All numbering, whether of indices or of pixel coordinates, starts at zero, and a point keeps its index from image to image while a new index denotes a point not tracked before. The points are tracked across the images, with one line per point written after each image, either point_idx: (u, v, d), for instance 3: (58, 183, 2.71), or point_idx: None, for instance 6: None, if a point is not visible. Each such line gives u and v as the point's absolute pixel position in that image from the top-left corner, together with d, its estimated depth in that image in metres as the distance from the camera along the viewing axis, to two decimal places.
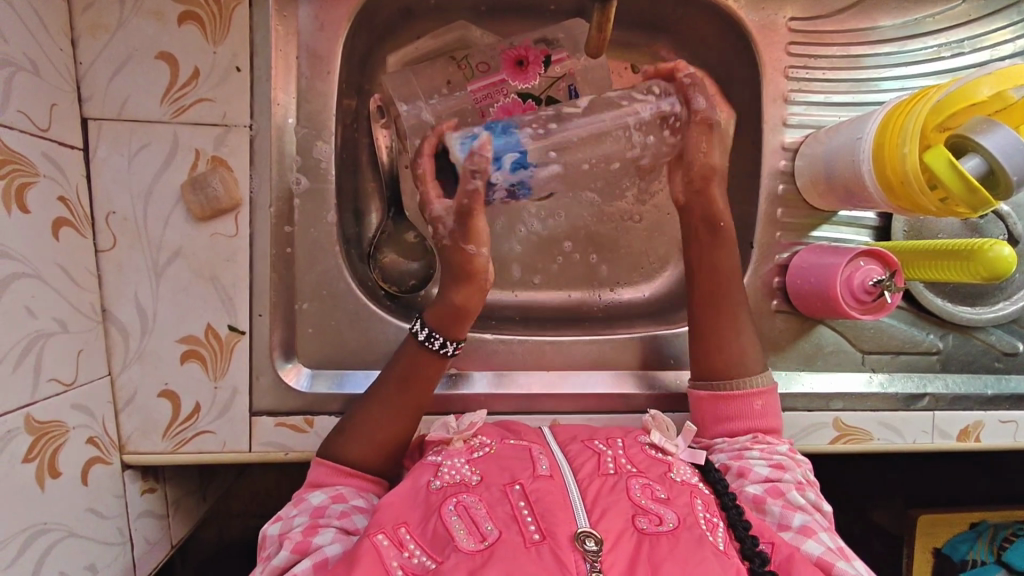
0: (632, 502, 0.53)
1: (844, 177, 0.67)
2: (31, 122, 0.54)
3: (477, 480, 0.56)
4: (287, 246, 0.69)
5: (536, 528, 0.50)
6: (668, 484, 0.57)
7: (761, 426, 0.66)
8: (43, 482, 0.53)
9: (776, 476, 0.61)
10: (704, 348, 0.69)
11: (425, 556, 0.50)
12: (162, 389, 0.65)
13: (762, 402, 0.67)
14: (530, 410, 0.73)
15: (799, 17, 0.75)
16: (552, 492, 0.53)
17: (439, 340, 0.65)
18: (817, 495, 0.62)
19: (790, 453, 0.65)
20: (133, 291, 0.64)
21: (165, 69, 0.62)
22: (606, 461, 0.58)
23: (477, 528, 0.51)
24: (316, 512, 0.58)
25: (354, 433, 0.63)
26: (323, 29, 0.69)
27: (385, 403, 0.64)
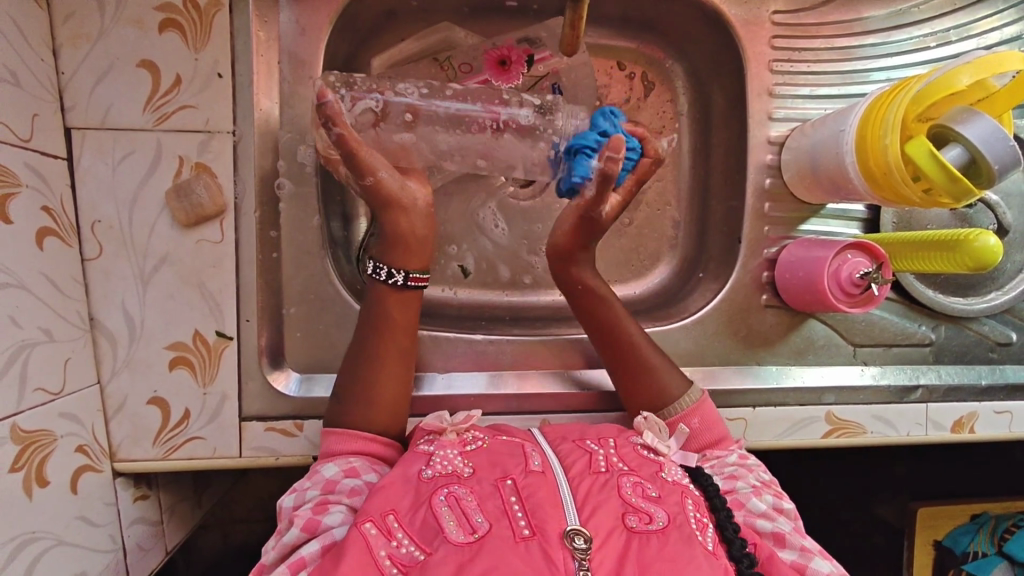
0: (622, 499, 0.53)
1: (829, 169, 0.67)
2: (11, 133, 0.54)
3: (469, 473, 0.56)
4: (273, 250, 0.69)
5: (526, 523, 0.50)
6: (660, 483, 0.57)
7: (700, 441, 0.66)
8: (30, 490, 0.53)
9: (730, 488, 0.61)
10: (619, 376, 0.70)
11: (414, 546, 0.50)
12: (152, 396, 0.65)
13: (697, 420, 0.67)
14: (522, 409, 0.73)
15: (782, 10, 0.75)
16: (543, 487, 0.53)
17: (384, 271, 0.66)
18: (776, 496, 0.61)
19: (742, 462, 0.65)
20: (121, 298, 0.64)
21: (147, 77, 0.62)
22: (598, 460, 0.58)
23: (467, 520, 0.51)
24: (328, 487, 0.58)
25: (351, 393, 0.64)
26: (304, 33, 0.69)
27: (371, 379, 0.64)
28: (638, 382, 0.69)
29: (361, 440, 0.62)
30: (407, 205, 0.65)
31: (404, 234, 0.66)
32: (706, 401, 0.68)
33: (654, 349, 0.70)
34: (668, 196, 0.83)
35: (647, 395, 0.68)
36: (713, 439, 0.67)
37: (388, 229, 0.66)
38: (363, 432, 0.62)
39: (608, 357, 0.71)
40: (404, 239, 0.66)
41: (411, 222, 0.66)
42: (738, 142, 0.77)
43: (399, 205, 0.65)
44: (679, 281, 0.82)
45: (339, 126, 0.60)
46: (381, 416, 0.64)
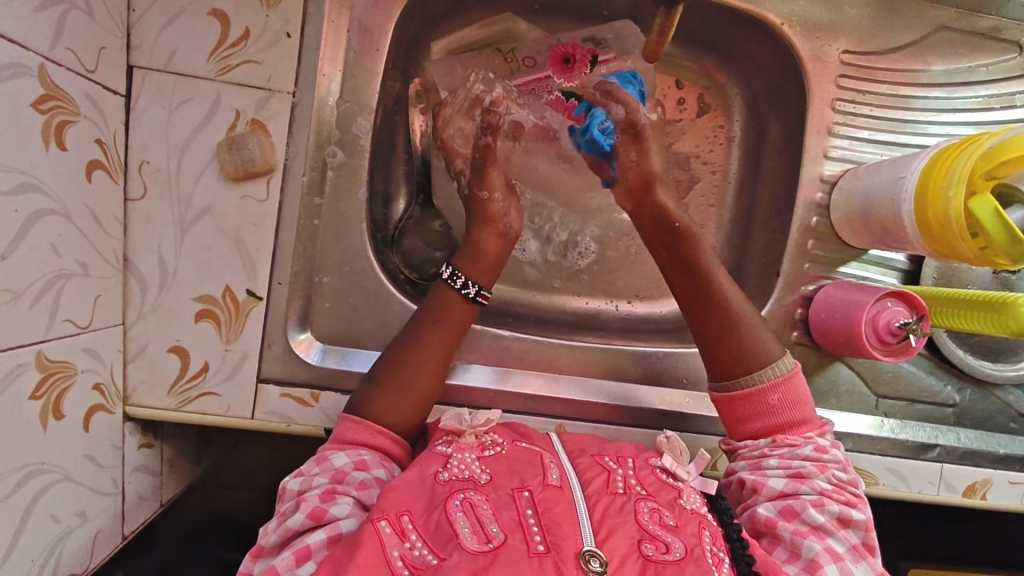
0: (639, 525, 0.52)
1: (881, 215, 0.66)
2: (78, 62, 0.54)
3: (486, 480, 0.55)
4: (315, 217, 0.68)
5: (541, 539, 0.49)
6: (677, 511, 0.56)
7: (779, 418, 0.63)
8: (46, 421, 0.52)
9: (791, 491, 0.59)
10: (707, 344, 0.66)
11: (426, 550, 0.49)
12: (173, 345, 0.65)
13: (779, 396, 0.63)
14: (535, 412, 0.72)
15: (851, 50, 0.74)
16: (560, 502, 0.53)
17: (461, 279, 0.68)
18: (842, 505, 0.58)
19: (816, 456, 0.61)
20: (157, 243, 0.63)
21: (216, 27, 0.62)
22: (617, 479, 0.57)
23: (482, 528, 0.50)
24: (337, 477, 0.57)
25: (379, 382, 0.63)
26: (377, 6, 0.69)
27: (403, 361, 0.64)
28: (727, 350, 0.65)
29: (377, 434, 0.61)
30: (501, 227, 0.70)
31: (488, 251, 0.69)
32: (795, 378, 0.64)
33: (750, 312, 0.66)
34: (707, 219, 0.84)
35: (728, 362, 0.65)
36: (792, 421, 0.63)
37: (475, 239, 0.69)
38: (386, 429, 0.62)
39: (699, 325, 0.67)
40: (486, 254, 0.69)
41: (496, 244, 0.69)
42: (789, 175, 0.77)
43: (492, 223, 0.69)
44: None
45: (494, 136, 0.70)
46: (407, 411, 0.63)
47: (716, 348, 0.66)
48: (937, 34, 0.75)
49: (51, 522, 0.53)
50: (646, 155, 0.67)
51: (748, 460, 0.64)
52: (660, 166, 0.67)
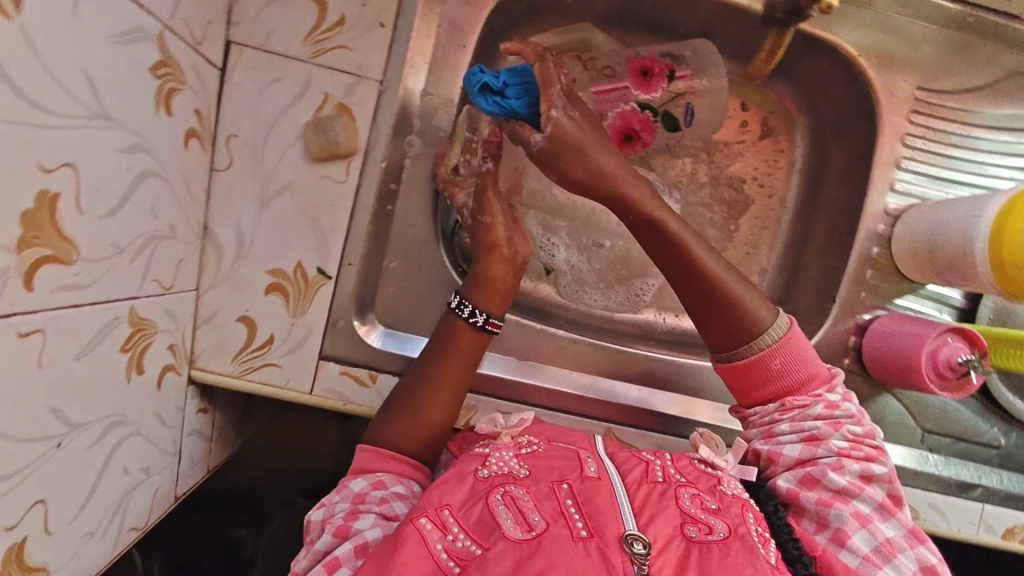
0: (681, 510, 0.53)
1: (949, 250, 0.67)
2: (189, 32, 0.56)
3: (525, 474, 0.56)
4: (389, 203, 0.70)
5: (583, 524, 0.50)
6: (718, 496, 0.56)
7: (784, 381, 0.63)
8: (130, 374, 0.53)
9: (808, 457, 0.60)
10: (700, 317, 0.64)
11: (469, 540, 0.50)
12: (242, 314, 0.66)
13: (782, 359, 0.63)
14: (571, 410, 0.75)
15: (925, 86, 0.75)
16: (599, 492, 0.54)
17: (467, 309, 0.66)
18: (861, 465, 0.59)
19: (828, 414, 0.61)
20: (237, 215, 0.65)
21: (314, 11, 0.64)
22: (654, 470, 0.58)
23: (524, 517, 0.51)
24: (357, 499, 0.58)
25: (388, 414, 0.64)
26: (467, 4, 0.70)
27: (410, 393, 0.64)
28: (720, 324, 0.63)
29: (393, 462, 0.62)
30: (508, 254, 0.68)
31: (495, 280, 0.68)
32: (790, 338, 0.63)
33: (741, 279, 0.64)
34: (759, 240, 0.85)
35: (721, 335, 0.64)
36: (798, 382, 0.63)
37: (482, 270, 0.68)
38: (401, 456, 0.62)
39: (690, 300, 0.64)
40: (493, 281, 0.68)
41: (503, 273, 0.68)
42: (851, 204, 0.77)
43: (499, 251, 0.68)
44: None
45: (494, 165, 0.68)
46: (418, 441, 0.63)
47: (712, 322, 0.64)
48: (1009, 79, 0.76)
49: (123, 474, 0.54)
50: (567, 122, 0.58)
51: (760, 427, 0.65)
52: (609, 164, 0.59)
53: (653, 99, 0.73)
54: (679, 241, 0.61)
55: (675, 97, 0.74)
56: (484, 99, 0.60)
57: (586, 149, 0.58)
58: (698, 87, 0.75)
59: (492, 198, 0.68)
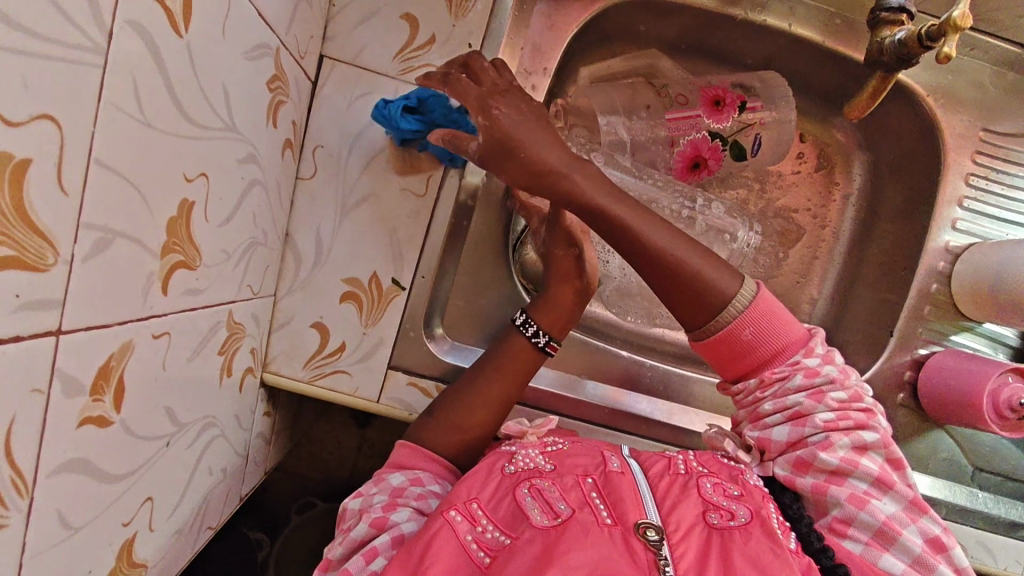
0: (704, 499, 0.53)
1: (1017, 287, 0.68)
2: (296, 47, 0.57)
3: (551, 469, 0.57)
4: (464, 219, 0.71)
5: (608, 514, 0.50)
6: (742, 484, 0.57)
7: (760, 353, 0.59)
8: (223, 377, 0.54)
9: (797, 439, 0.58)
10: (671, 289, 0.58)
11: (497, 532, 0.51)
12: (316, 321, 0.67)
13: (752, 330, 0.59)
14: (614, 425, 0.75)
15: (990, 129, 0.76)
16: (623, 483, 0.54)
17: (532, 328, 0.68)
18: (851, 437, 0.56)
19: (810, 387, 0.58)
20: (317, 223, 0.67)
21: (405, 30, 0.66)
22: (677, 463, 0.59)
23: (550, 506, 0.51)
24: (396, 492, 0.58)
25: (441, 420, 0.65)
26: (552, 28, 0.72)
27: (466, 403, 0.65)
28: (697, 310, 0.59)
29: (429, 460, 0.62)
30: (576, 282, 0.69)
31: (561, 305, 0.69)
32: (759, 305, 0.59)
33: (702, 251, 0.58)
34: (812, 270, 0.86)
35: (695, 315, 0.59)
36: (773, 352, 0.59)
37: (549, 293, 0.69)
38: (439, 457, 0.63)
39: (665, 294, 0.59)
40: (559, 306, 0.69)
41: (568, 301, 0.69)
42: (908, 240, 0.79)
43: (567, 278, 0.69)
44: None
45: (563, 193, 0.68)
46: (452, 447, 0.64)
47: (685, 296, 0.58)
48: None
49: (208, 475, 0.55)
50: (500, 111, 0.56)
51: (747, 409, 0.63)
52: (552, 160, 0.56)
53: (722, 129, 0.77)
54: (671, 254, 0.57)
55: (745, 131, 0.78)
56: (405, 120, 0.64)
57: (519, 143, 0.56)
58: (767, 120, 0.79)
59: (563, 225, 0.69)
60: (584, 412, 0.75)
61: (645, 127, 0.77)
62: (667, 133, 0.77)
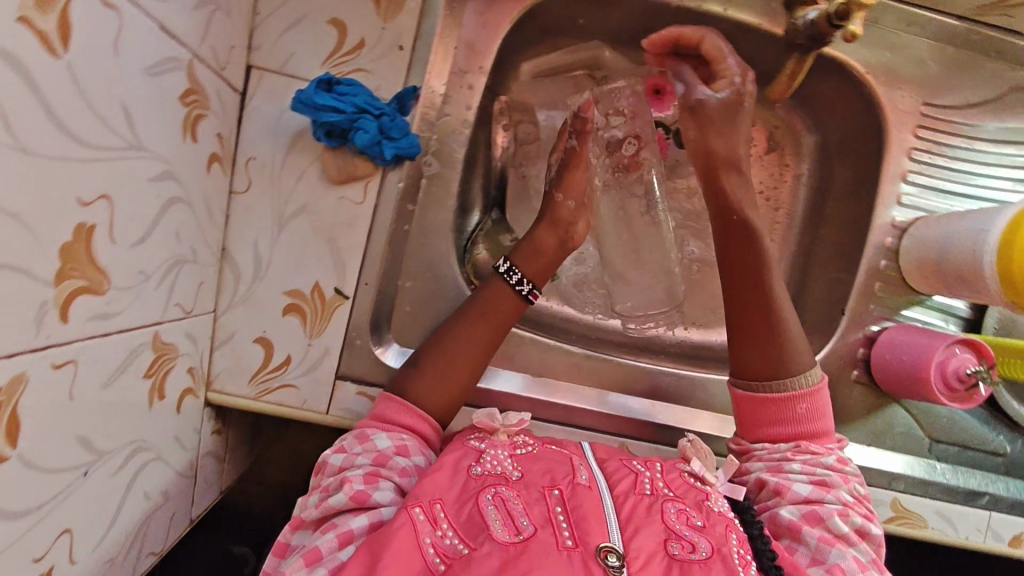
0: (666, 525, 0.53)
1: (958, 263, 0.68)
2: (215, 59, 0.55)
3: (517, 477, 0.57)
4: (405, 223, 0.70)
5: (569, 534, 0.51)
6: (705, 512, 0.56)
7: (804, 428, 0.64)
8: (153, 401, 0.53)
9: (817, 498, 0.60)
10: (743, 343, 0.66)
11: (457, 540, 0.51)
12: (259, 335, 0.66)
13: (807, 405, 0.64)
14: (575, 422, 0.74)
15: (933, 102, 0.75)
16: (588, 500, 0.54)
17: (516, 276, 0.71)
18: (863, 519, 0.59)
19: (839, 467, 0.63)
20: (255, 236, 0.65)
21: (334, 35, 0.64)
22: (643, 481, 0.58)
23: (512, 520, 0.51)
24: (380, 460, 0.59)
25: (426, 372, 0.65)
26: (486, 27, 0.70)
27: (452, 352, 0.66)
28: (756, 351, 0.66)
29: (419, 419, 0.63)
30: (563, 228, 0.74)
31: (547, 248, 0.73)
32: (821, 390, 0.65)
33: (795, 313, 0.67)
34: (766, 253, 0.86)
35: (755, 366, 0.66)
36: (820, 430, 0.64)
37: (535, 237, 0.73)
38: (428, 415, 0.64)
39: (743, 325, 0.67)
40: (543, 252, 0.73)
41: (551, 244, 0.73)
42: (857, 218, 0.79)
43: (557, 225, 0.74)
44: None
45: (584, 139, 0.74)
46: (446, 405, 0.65)
47: (750, 349, 0.66)
48: (1012, 95, 0.77)
49: (144, 498, 0.55)
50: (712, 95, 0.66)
51: (766, 461, 0.64)
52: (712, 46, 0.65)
53: (710, 103, 0.66)
54: (772, 284, 0.66)
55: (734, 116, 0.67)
56: (321, 94, 0.60)
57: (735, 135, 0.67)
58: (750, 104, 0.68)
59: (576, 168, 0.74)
60: (543, 410, 0.74)
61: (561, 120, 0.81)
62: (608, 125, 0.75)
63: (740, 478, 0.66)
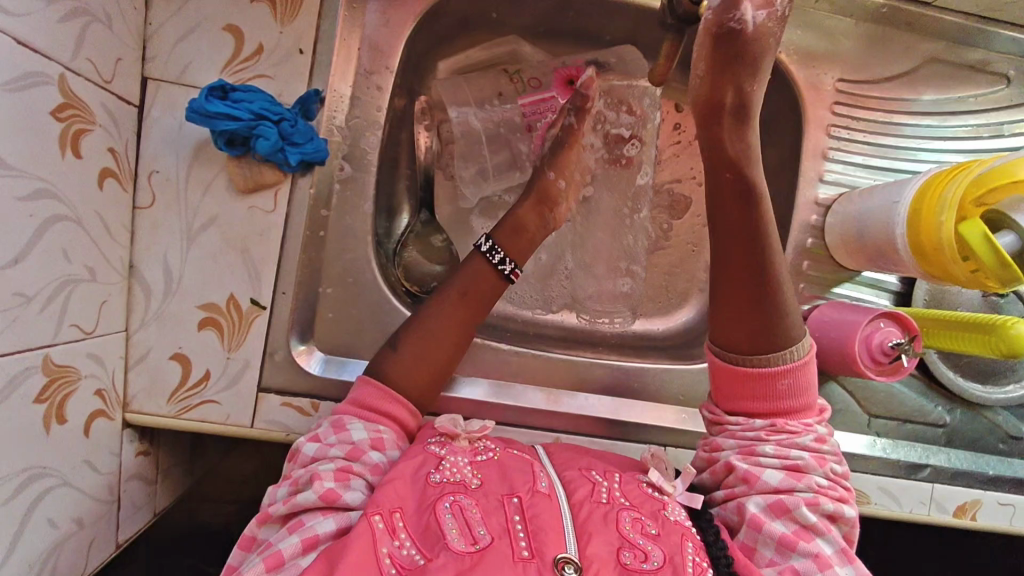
0: (620, 534, 0.51)
1: (875, 237, 0.68)
2: (96, 72, 0.55)
3: (477, 485, 0.55)
4: (321, 228, 0.69)
5: (526, 545, 0.49)
6: (661, 521, 0.55)
7: (784, 404, 0.60)
8: (49, 425, 0.53)
9: (786, 487, 0.57)
10: (723, 309, 0.61)
11: (414, 550, 0.49)
12: (175, 352, 0.65)
13: (789, 381, 0.60)
14: (523, 424, 0.72)
15: (846, 78, 0.76)
16: (548, 510, 0.53)
17: (498, 255, 0.70)
18: (835, 504, 0.57)
19: (816, 447, 0.59)
20: (164, 251, 0.64)
21: (231, 42, 0.64)
22: (601, 491, 0.56)
23: (470, 530, 0.50)
24: (352, 454, 0.58)
25: (407, 353, 0.65)
26: (387, 25, 0.71)
27: (432, 332, 0.66)
28: (741, 323, 0.60)
29: (398, 404, 0.63)
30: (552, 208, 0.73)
31: (530, 229, 0.72)
32: (808, 364, 0.60)
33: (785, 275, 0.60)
34: (701, 238, 0.86)
35: (742, 339, 0.60)
36: (796, 406, 0.60)
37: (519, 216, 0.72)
38: (407, 399, 0.63)
39: (722, 292, 0.61)
40: (526, 233, 0.72)
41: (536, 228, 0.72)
42: (783, 197, 0.79)
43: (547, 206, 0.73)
44: (704, 322, 0.84)
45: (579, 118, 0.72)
46: (423, 381, 0.65)
47: (732, 319, 0.60)
48: (928, 65, 0.77)
49: (48, 527, 0.54)
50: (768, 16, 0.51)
51: (738, 440, 0.61)
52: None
53: (745, 30, 0.51)
54: (765, 246, 0.59)
55: (763, 58, 0.53)
56: (213, 102, 0.59)
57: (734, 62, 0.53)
58: (777, 33, 0.53)
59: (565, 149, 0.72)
60: (487, 412, 0.72)
61: (499, 115, 0.77)
62: (522, 118, 0.77)
63: (711, 454, 0.63)
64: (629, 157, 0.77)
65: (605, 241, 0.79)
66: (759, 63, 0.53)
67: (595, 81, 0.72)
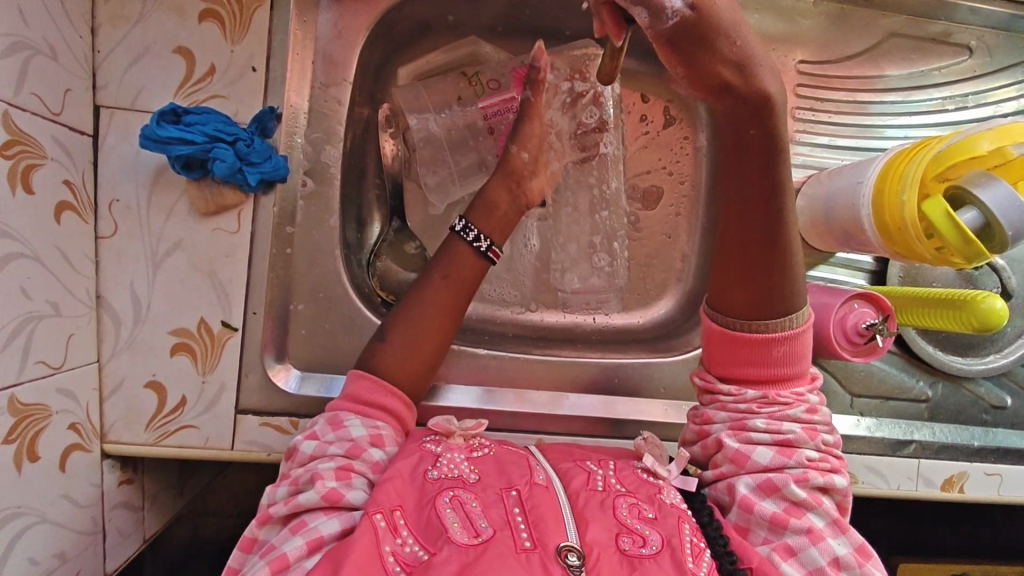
0: (617, 520, 0.51)
1: (842, 218, 0.68)
2: (45, 107, 0.55)
3: (475, 479, 0.54)
4: (287, 246, 0.69)
5: (527, 535, 0.48)
6: (657, 505, 0.54)
7: (778, 372, 0.57)
8: (20, 464, 0.53)
9: (776, 466, 0.55)
10: (726, 262, 0.57)
11: (417, 546, 0.48)
12: (149, 380, 0.64)
13: (784, 349, 0.57)
14: (511, 427, 0.72)
15: (808, 59, 0.76)
16: (548, 500, 0.52)
17: (473, 233, 0.69)
18: (827, 476, 0.56)
19: (807, 419, 0.57)
20: (130, 279, 0.64)
21: (181, 64, 0.63)
22: (596, 479, 0.55)
23: (471, 523, 0.49)
24: (352, 452, 0.57)
25: (391, 347, 0.64)
26: (341, 36, 0.70)
27: (413, 329, 0.65)
28: (741, 283, 0.56)
29: (391, 396, 0.62)
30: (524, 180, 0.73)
31: (501, 204, 0.72)
32: (803, 335, 0.57)
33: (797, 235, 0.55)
34: (678, 227, 0.85)
35: (743, 302, 0.57)
36: (785, 375, 0.58)
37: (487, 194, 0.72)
38: (400, 392, 0.63)
39: (728, 244, 0.56)
40: (499, 210, 0.72)
41: (504, 209, 0.72)
42: None
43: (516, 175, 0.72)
44: (684, 311, 0.84)
45: (535, 93, 0.72)
46: (410, 374, 0.64)
47: (733, 280, 0.57)
48: (889, 40, 0.77)
49: (28, 564, 0.54)
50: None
51: (730, 414, 0.59)
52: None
53: (685, 18, 0.43)
54: (782, 200, 0.53)
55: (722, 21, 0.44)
56: (165, 127, 0.59)
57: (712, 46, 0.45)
58: None
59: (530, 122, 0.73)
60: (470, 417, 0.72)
61: (462, 121, 0.76)
62: (483, 121, 0.76)
63: (702, 426, 0.61)
64: (591, 126, 0.77)
65: (580, 222, 0.80)
66: (717, 35, 0.45)
67: (545, 52, 0.70)
